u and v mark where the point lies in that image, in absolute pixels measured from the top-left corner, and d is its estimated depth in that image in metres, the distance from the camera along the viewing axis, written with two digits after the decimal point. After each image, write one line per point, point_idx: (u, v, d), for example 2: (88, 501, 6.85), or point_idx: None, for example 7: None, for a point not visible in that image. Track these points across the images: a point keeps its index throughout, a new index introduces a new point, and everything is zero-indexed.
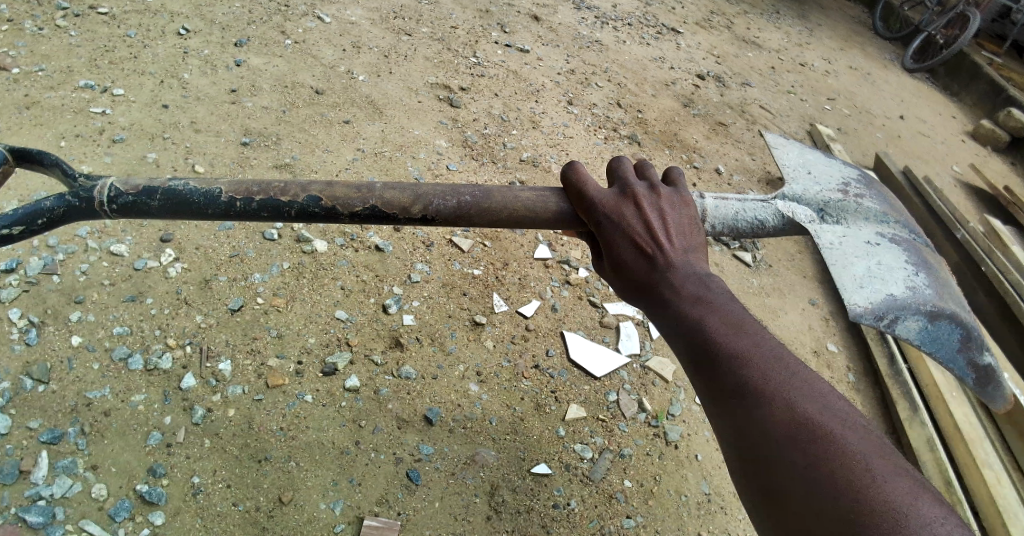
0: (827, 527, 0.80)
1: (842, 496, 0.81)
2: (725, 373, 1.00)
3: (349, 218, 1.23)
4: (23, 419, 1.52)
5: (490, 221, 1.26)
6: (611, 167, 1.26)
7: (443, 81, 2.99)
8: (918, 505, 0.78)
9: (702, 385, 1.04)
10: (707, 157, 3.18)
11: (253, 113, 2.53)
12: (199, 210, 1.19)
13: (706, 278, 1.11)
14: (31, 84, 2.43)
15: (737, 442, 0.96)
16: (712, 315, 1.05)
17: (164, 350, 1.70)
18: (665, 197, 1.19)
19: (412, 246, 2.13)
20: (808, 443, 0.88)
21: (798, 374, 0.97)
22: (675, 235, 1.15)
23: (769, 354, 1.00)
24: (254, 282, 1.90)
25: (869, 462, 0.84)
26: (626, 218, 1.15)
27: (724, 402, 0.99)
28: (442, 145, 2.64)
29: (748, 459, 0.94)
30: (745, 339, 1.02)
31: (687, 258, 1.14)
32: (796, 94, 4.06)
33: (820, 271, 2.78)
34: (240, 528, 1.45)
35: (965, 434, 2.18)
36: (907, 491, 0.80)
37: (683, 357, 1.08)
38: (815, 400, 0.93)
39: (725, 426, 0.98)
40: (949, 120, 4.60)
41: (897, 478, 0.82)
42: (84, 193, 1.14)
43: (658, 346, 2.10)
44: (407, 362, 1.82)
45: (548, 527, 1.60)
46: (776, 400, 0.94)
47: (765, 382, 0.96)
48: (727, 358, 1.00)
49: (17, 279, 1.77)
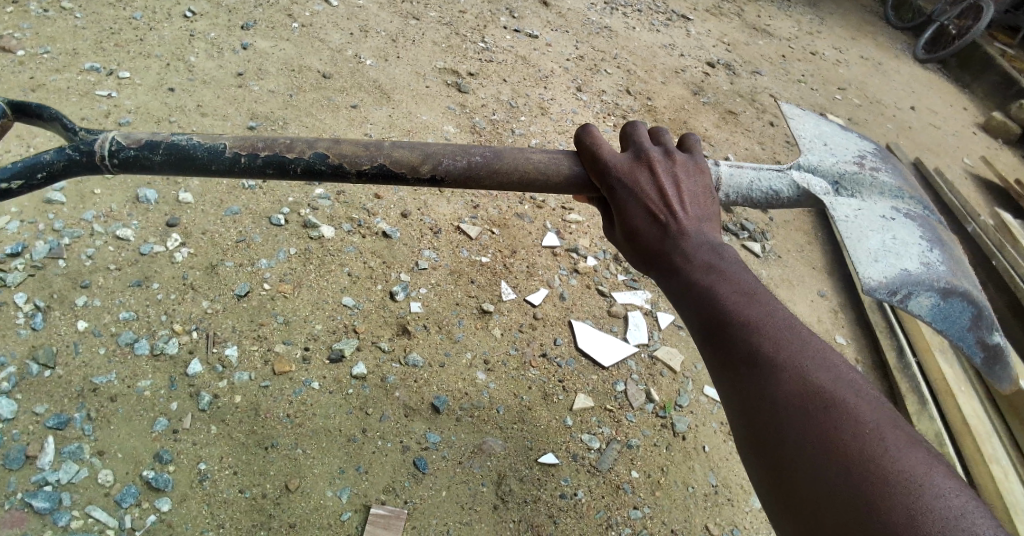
0: (837, 497, 0.80)
1: (854, 466, 0.81)
2: (735, 342, 0.98)
3: (356, 178, 1.21)
4: (29, 404, 1.52)
5: (500, 182, 1.25)
6: (627, 132, 1.24)
7: (451, 66, 2.94)
8: (931, 475, 0.79)
9: (710, 354, 1.03)
10: (716, 146, 3.13)
11: (260, 97, 2.50)
12: (203, 165, 1.17)
13: (719, 246, 1.10)
14: (36, 66, 2.41)
15: (745, 412, 0.95)
16: (725, 283, 1.04)
17: (170, 335, 1.69)
18: (680, 164, 1.18)
19: (419, 233, 2.11)
20: (819, 412, 0.88)
21: (810, 343, 0.96)
22: (690, 202, 1.14)
23: (781, 323, 0.99)
24: (261, 268, 1.89)
25: (882, 432, 0.84)
26: (640, 184, 1.14)
27: (734, 369, 0.98)
28: (450, 131, 2.61)
29: (756, 430, 0.93)
30: (757, 307, 1.01)
31: (701, 226, 1.13)
32: (807, 83, 3.99)
33: (831, 262, 2.74)
34: (247, 515, 1.44)
35: (974, 429, 2.15)
36: (920, 461, 0.80)
37: (693, 325, 1.07)
38: (827, 370, 0.93)
39: (734, 394, 0.98)
40: (961, 112, 4.50)
41: (910, 448, 0.82)
42: (84, 147, 1.12)
43: (665, 336, 2.08)
44: (414, 349, 1.81)
45: (555, 517, 1.59)
46: (787, 368, 0.93)
47: (777, 351, 0.95)
48: (739, 325, 0.99)
49: (22, 263, 1.77)
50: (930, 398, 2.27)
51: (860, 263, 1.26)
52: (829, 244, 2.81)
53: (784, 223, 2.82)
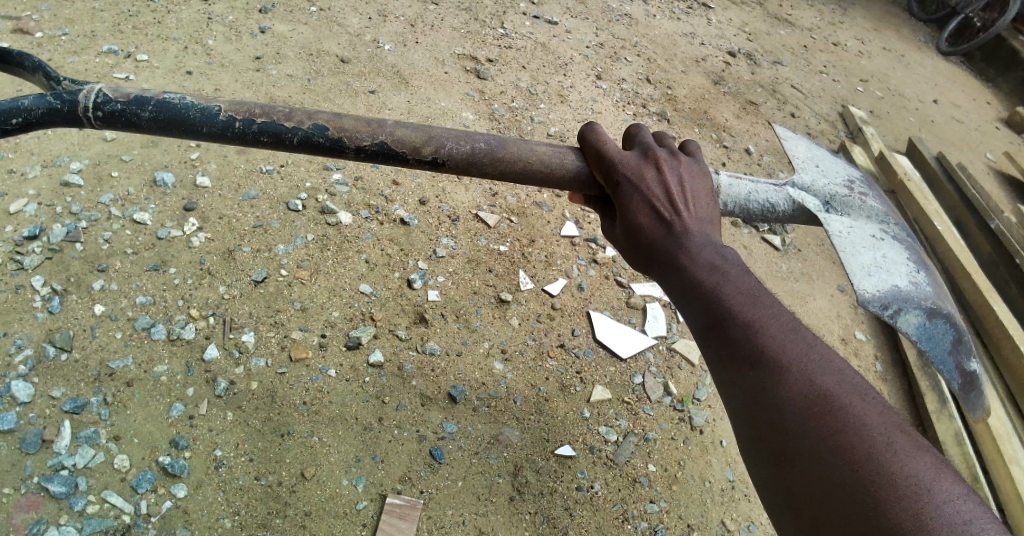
0: (843, 500, 0.76)
1: (861, 469, 0.77)
2: (738, 341, 0.94)
3: (355, 154, 1.17)
4: (46, 388, 1.51)
5: (503, 171, 1.21)
6: (631, 133, 1.21)
7: (470, 52, 2.90)
8: (941, 482, 0.74)
9: (710, 353, 0.99)
10: (737, 136, 3.06)
11: (278, 81, 2.48)
12: (194, 126, 1.14)
13: (721, 248, 1.07)
14: (55, 48, 2.40)
15: (747, 413, 0.91)
16: (728, 284, 1.00)
17: (187, 321, 1.69)
18: (684, 167, 1.15)
19: (437, 220, 2.09)
20: (825, 414, 0.83)
21: (814, 345, 0.93)
22: (694, 204, 1.11)
23: (785, 325, 0.95)
24: (278, 253, 1.87)
25: (890, 436, 0.80)
26: (645, 181, 1.10)
27: (736, 370, 0.93)
28: (469, 118, 2.56)
29: (758, 432, 0.89)
30: (760, 309, 0.97)
31: (704, 226, 1.09)
32: (829, 74, 3.88)
33: None
34: (262, 503, 1.43)
35: (994, 429, 2.08)
36: (929, 467, 0.76)
37: (695, 325, 1.02)
38: (833, 372, 0.89)
39: (735, 394, 0.93)
40: (984, 106, 4.36)
41: (920, 454, 0.78)
42: (67, 97, 1.09)
43: (684, 328, 2.04)
44: (431, 338, 1.79)
45: (571, 510, 1.56)
46: (791, 369, 0.89)
47: (782, 351, 0.91)
48: (741, 326, 0.95)
49: (40, 246, 1.77)
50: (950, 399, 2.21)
51: (855, 276, 1.23)
52: None
53: None
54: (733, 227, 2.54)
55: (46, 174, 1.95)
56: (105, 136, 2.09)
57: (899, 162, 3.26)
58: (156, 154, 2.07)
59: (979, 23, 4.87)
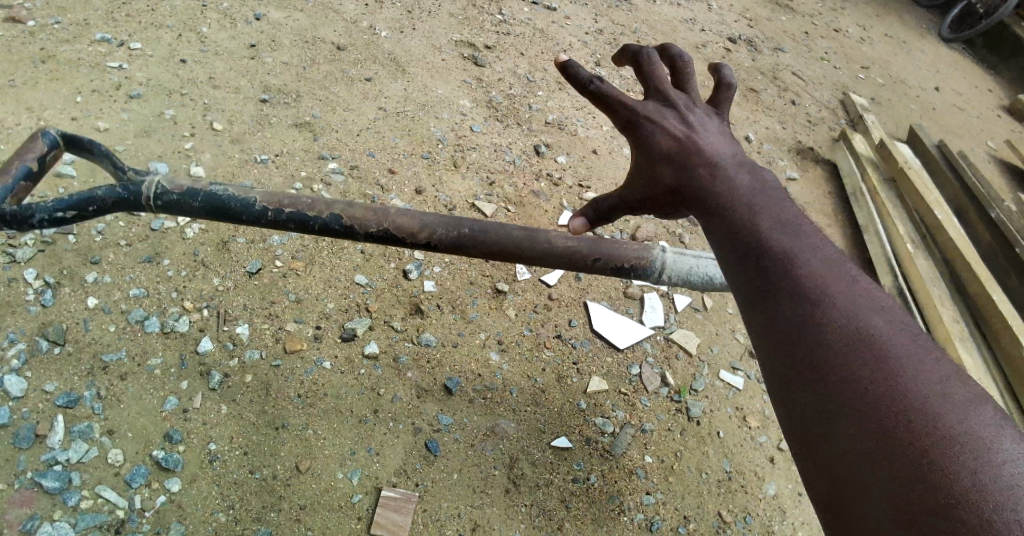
0: (881, 462, 0.56)
1: (919, 434, 0.56)
2: (771, 275, 0.75)
3: (364, 240, 1.10)
4: (39, 382, 1.50)
5: (493, 254, 1.13)
6: (639, 60, 1.05)
7: (467, 39, 2.86)
8: (1010, 440, 0.54)
9: (736, 292, 0.79)
10: (738, 124, 3.03)
11: (273, 69, 2.44)
12: (236, 218, 1.08)
13: (757, 181, 0.90)
14: (48, 37, 2.36)
15: (772, 357, 0.71)
16: (764, 216, 0.83)
17: (181, 313, 1.67)
18: (704, 108, 1.03)
19: (433, 210, 2.08)
20: (876, 363, 0.64)
21: (861, 283, 0.74)
22: (720, 141, 0.97)
23: (831, 262, 0.76)
24: (272, 244, 1.86)
25: (968, 406, 0.58)
26: (665, 117, 0.97)
27: (771, 317, 0.73)
28: (466, 105, 2.53)
29: (812, 405, 0.65)
30: (801, 241, 0.78)
31: (733, 160, 0.93)
32: (830, 62, 3.84)
33: (851, 248, 2.67)
34: (257, 496, 1.43)
35: None
36: (996, 424, 0.56)
37: (730, 268, 0.81)
38: (884, 316, 0.69)
39: (775, 349, 0.71)
40: (987, 93, 4.32)
41: (992, 413, 0.58)
42: (132, 189, 1.05)
43: (682, 319, 2.03)
44: (427, 329, 1.78)
45: (567, 502, 1.56)
46: (835, 306, 0.70)
47: (824, 288, 0.72)
48: (781, 264, 0.75)
49: (33, 238, 1.75)
50: None
51: None
52: (849, 229, 2.74)
53: (805, 206, 2.77)
54: None
55: None
56: (98, 127, 2.07)
57: (900, 149, 3.23)
58: (150, 144, 2.06)
59: (982, 9, 4.77)
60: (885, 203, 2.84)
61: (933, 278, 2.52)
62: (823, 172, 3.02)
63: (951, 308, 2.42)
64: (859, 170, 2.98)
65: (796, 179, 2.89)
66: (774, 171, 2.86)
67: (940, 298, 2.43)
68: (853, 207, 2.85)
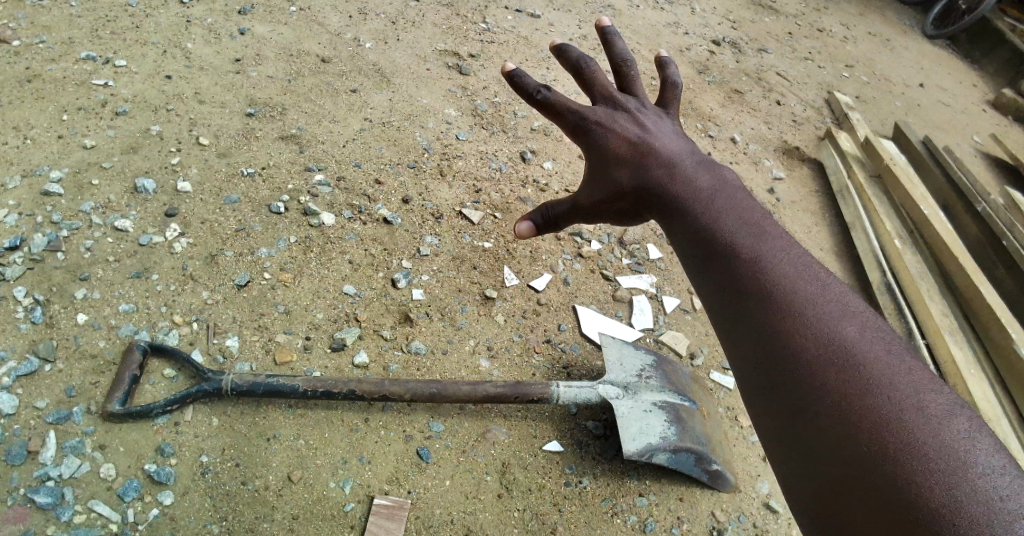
0: (860, 465, 0.70)
1: (887, 435, 0.70)
2: (736, 276, 0.92)
3: None
4: (29, 399, 1.50)
5: None
6: (580, 67, 1.22)
7: (452, 48, 2.89)
8: (976, 452, 0.67)
9: (708, 293, 0.96)
10: (722, 126, 3.07)
11: (259, 82, 2.46)
12: None
13: (714, 180, 1.07)
14: (32, 56, 2.37)
15: (759, 361, 0.85)
16: (726, 218, 0.99)
17: (171, 327, 1.69)
18: (651, 111, 1.21)
19: (421, 219, 2.10)
20: (847, 368, 0.77)
21: (829, 288, 0.87)
22: (670, 140, 1.15)
23: (796, 265, 0.91)
24: (261, 257, 1.87)
25: (921, 400, 0.72)
26: (617, 123, 1.15)
27: (738, 312, 0.90)
28: (452, 114, 2.55)
29: (775, 387, 0.82)
30: (763, 243, 0.94)
31: (691, 164, 1.11)
32: (812, 62, 3.90)
33: (835, 245, 2.71)
34: (250, 508, 1.43)
35: (983, 411, 2.06)
36: (963, 436, 0.69)
37: (691, 262, 1.01)
38: (852, 321, 0.83)
39: (745, 340, 0.88)
40: (968, 89, 4.38)
41: (954, 419, 0.71)
42: None
43: (671, 320, 2.06)
44: (417, 337, 1.80)
45: (560, 505, 1.58)
46: (805, 315, 0.84)
47: (793, 295, 0.86)
48: (739, 257, 0.93)
49: (21, 257, 1.75)
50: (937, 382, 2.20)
51: None
52: (832, 227, 2.79)
53: (790, 204, 2.81)
54: None
55: (26, 184, 1.93)
56: (85, 144, 2.07)
57: (885, 146, 3.26)
58: (137, 160, 2.07)
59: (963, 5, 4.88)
60: (871, 199, 2.88)
61: (920, 273, 2.56)
62: (808, 171, 3.06)
63: (939, 302, 2.45)
64: (844, 168, 3.03)
65: (782, 178, 2.93)
66: (759, 171, 2.90)
67: (928, 293, 2.47)
68: (839, 204, 2.89)
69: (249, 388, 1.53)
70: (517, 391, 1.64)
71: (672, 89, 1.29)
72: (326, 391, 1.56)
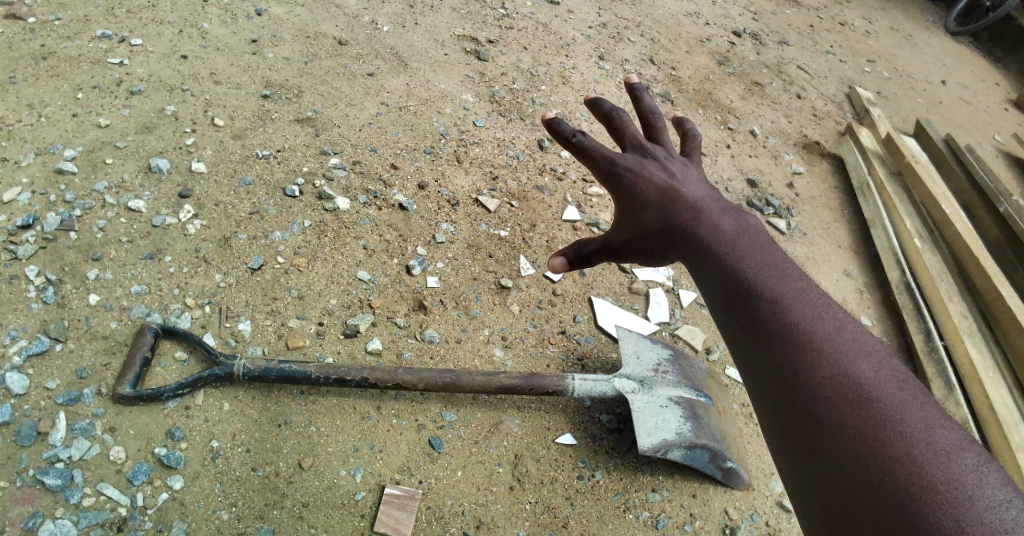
0: (869, 496, 0.66)
1: (896, 466, 0.66)
2: (755, 315, 0.88)
3: None
4: (40, 379, 1.49)
5: None
6: (612, 119, 1.21)
7: (470, 33, 2.84)
8: (983, 486, 0.63)
9: (729, 333, 0.92)
10: (742, 118, 3.00)
11: (275, 64, 2.42)
12: None
13: (739, 224, 1.03)
14: (48, 34, 2.35)
15: (775, 396, 0.81)
16: (749, 258, 0.95)
17: (183, 310, 1.67)
18: (680, 159, 1.18)
19: (436, 205, 2.07)
20: (861, 404, 0.73)
21: (848, 328, 0.83)
22: (696, 185, 1.11)
23: (815, 304, 0.86)
24: (274, 240, 1.85)
25: (931, 435, 0.68)
26: (646, 168, 1.12)
27: (759, 351, 0.85)
28: (469, 100, 2.50)
29: (788, 421, 0.78)
30: (785, 285, 0.89)
31: (716, 208, 1.06)
32: (835, 55, 3.80)
33: (857, 242, 2.64)
34: (259, 494, 1.42)
35: (1000, 416, 1.99)
36: (970, 469, 0.64)
37: (713, 302, 0.96)
38: (868, 359, 0.78)
39: (762, 376, 0.84)
40: (993, 86, 4.25)
41: (962, 452, 0.66)
42: None
43: (688, 314, 2.02)
44: (431, 325, 1.77)
45: (572, 499, 1.55)
46: (822, 352, 0.79)
47: (812, 333, 0.82)
48: (762, 299, 0.88)
49: (34, 235, 1.74)
50: (956, 384, 2.11)
51: None
52: (854, 224, 2.72)
53: (810, 199, 2.75)
54: None
55: (40, 162, 1.92)
56: (99, 123, 2.06)
57: (907, 143, 3.18)
58: (151, 140, 2.05)
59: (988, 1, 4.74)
60: (891, 196, 2.80)
61: (940, 273, 2.49)
62: (829, 166, 2.98)
63: (959, 304, 2.38)
64: (865, 164, 2.95)
65: (803, 173, 2.86)
66: (780, 165, 2.83)
67: (948, 294, 2.39)
68: (859, 201, 2.82)
69: (261, 374, 1.51)
70: (532, 383, 1.60)
71: (692, 140, 1.24)
72: (337, 377, 1.53)
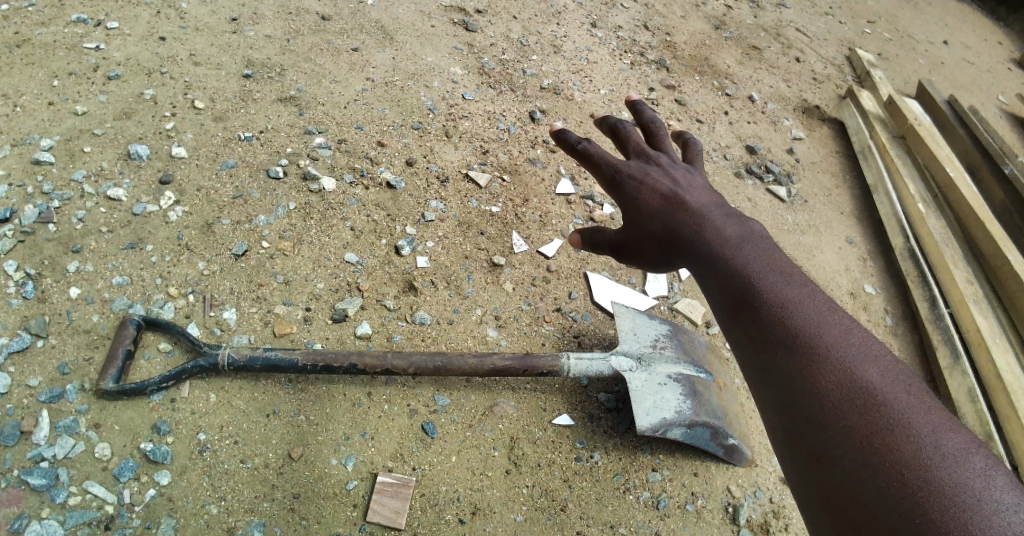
0: (878, 504, 0.62)
1: (904, 472, 0.62)
2: (760, 322, 0.82)
3: None
4: (22, 377, 1.46)
5: None
6: (616, 129, 1.17)
7: (458, 4, 2.73)
8: (991, 489, 0.59)
9: (732, 339, 0.87)
10: (740, 84, 2.91)
11: (256, 43, 2.33)
12: None
13: (744, 228, 0.97)
14: (21, 20, 2.25)
15: (779, 402, 0.77)
16: (754, 262, 0.90)
17: (166, 300, 1.63)
18: (682, 165, 1.14)
19: (425, 183, 2.01)
20: (869, 409, 0.69)
21: (854, 332, 0.78)
22: (700, 191, 1.07)
23: (822, 309, 0.82)
24: (258, 225, 1.80)
25: (939, 438, 0.64)
26: (649, 176, 1.08)
27: (764, 358, 0.80)
28: (458, 73, 2.42)
29: (794, 428, 0.74)
30: (792, 291, 0.84)
31: (719, 214, 1.01)
32: (835, 16, 3.68)
33: (859, 208, 2.58)
34: (250, 487, 1.39)
35: (1008, 383, 1.94)
36: (978, 473, 0.61)
37: (718, 311, 0.91)
38: (876, 365, 0.74)
39: (768, 383, 0.79)
40: (997, 46, 4.13)
41: (968, 456, 0.63)
42: None
43: (687, 288, 1.97)
44: (421, 307, 1.73)
45: (570, 481, 1.52)
46: (828, 358, 0.75)
47: (818, 338, 0.77)
48: (768, 305, 0.83)
49: (11, 230, 1.68)
50: (963, 353, 2.06)
51: None
52: (855, 190, 2.65)
53: (811, 165, 2.68)
54: (737, 180, 2.45)
55: (16, 153, 1.85)
56: (76, 110, 1.99)
57: (909, 105, 3.09)
58: (130, 126, 1.98)
59: None
60: (894, 159, 2.72)
61: (945, 237, 2.42)
62: (830, 131, 2.90)
63: (964, 269, 2.32)
64: (866, 127, 2.87)
65: (802, 138, 2.78)
66: (779, 131, 2.75)
67: (953, 259, 2.34)
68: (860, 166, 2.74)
69: (247, 363, 1.47)
70: (526, 364, 1.56)
71: (691, 147, 1.20)
72: (325, 365, 1.49)
